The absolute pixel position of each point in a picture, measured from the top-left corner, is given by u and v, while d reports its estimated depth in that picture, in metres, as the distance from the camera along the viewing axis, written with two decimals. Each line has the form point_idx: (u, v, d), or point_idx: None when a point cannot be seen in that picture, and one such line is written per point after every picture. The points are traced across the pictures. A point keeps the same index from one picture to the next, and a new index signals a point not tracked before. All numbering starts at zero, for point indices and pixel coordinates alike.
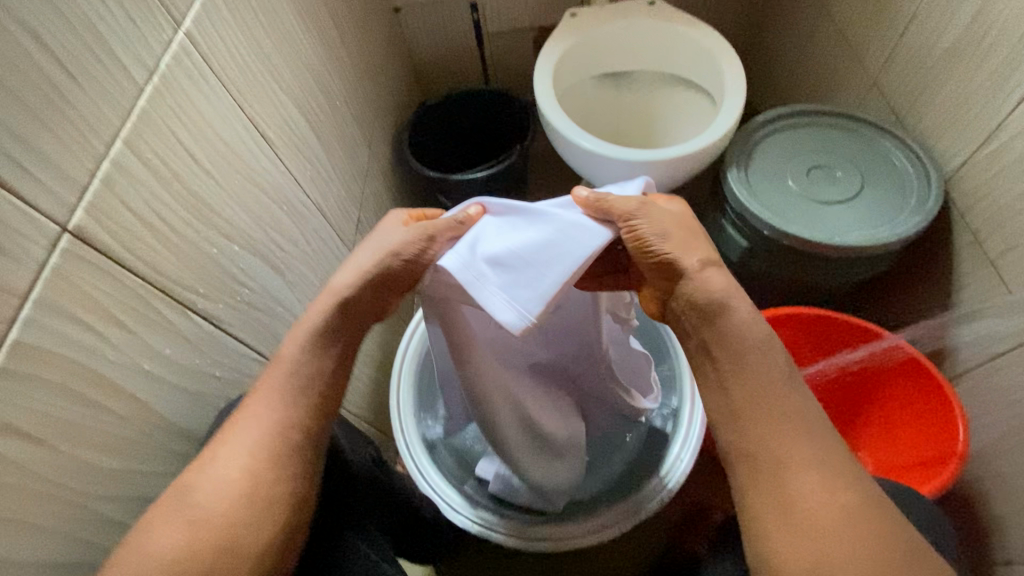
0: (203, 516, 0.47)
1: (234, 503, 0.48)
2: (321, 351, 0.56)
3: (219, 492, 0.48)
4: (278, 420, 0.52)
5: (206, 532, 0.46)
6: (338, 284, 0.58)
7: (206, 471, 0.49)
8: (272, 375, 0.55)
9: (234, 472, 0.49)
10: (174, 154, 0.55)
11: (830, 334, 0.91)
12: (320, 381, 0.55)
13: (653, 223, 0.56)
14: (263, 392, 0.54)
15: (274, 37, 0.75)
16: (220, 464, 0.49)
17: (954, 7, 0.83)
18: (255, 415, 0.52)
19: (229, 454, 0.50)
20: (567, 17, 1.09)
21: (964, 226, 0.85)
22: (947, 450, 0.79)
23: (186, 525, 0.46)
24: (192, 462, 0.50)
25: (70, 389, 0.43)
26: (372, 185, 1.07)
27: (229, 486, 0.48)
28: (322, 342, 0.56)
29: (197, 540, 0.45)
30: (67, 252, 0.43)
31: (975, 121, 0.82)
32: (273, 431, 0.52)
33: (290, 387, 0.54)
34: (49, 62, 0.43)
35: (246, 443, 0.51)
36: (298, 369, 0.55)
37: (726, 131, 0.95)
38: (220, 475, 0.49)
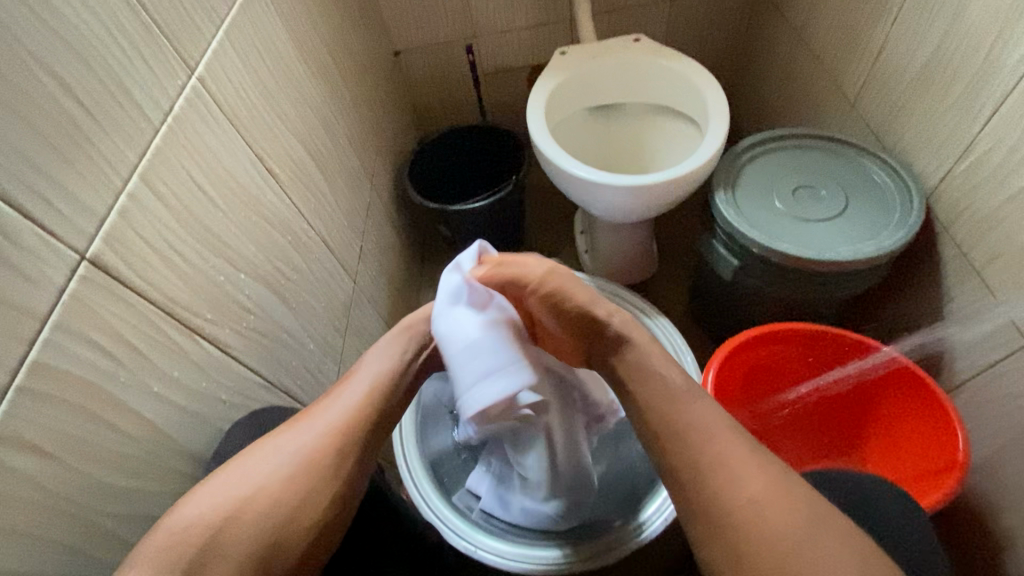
0: (256, 492, 0.49)
1: (308, 469, 0.51)
2: (397, 366, 0.64)
3: (296, 457, 0.52)
4: (361, 407, 0.58)
5: (255, 506, 0.48)
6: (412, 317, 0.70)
7: (290, 438, 0.53)
8: (362, 377, 0.61)
9: (313, 441, 0.53)
10: (184, 187, 0.58)
11: (822, 349, 0.91)
12: (393, 389, 0.62)
13: (562, 287, 0.68)
14: (352, 386, 0.60)
15: (280, 80, 0.80)
16: (303, 433, 0.54)
17: (922, 34, 0.88)
18: (342, 401, 0.58)
19: (311, 427, 0.54)
20: (557, 55, 1.16)
21: (949, 239, 0.87)
22: (949, 460, 0.79)
23: (267, 481, 0.50)
24: (256, 444, 0.53)
25: (82, 409, 0.45)
26: (374, 217, 1.11)
27: (306, 453, 0.52)
28: (399, 358, 0.65)
29: (246, 510, 0.48)
30: (84, 278, 0.46)
31: (950, 138, 0.85)
32: (353, 416, 0.56)
33: (374, 386, 0.60)
34: (73, 105, 0.46)
35: (326, 422, 0.55)
36: (380, 375, 0.62)
37: (713, 156, 0.99)
38: (301, 443, 0.53)
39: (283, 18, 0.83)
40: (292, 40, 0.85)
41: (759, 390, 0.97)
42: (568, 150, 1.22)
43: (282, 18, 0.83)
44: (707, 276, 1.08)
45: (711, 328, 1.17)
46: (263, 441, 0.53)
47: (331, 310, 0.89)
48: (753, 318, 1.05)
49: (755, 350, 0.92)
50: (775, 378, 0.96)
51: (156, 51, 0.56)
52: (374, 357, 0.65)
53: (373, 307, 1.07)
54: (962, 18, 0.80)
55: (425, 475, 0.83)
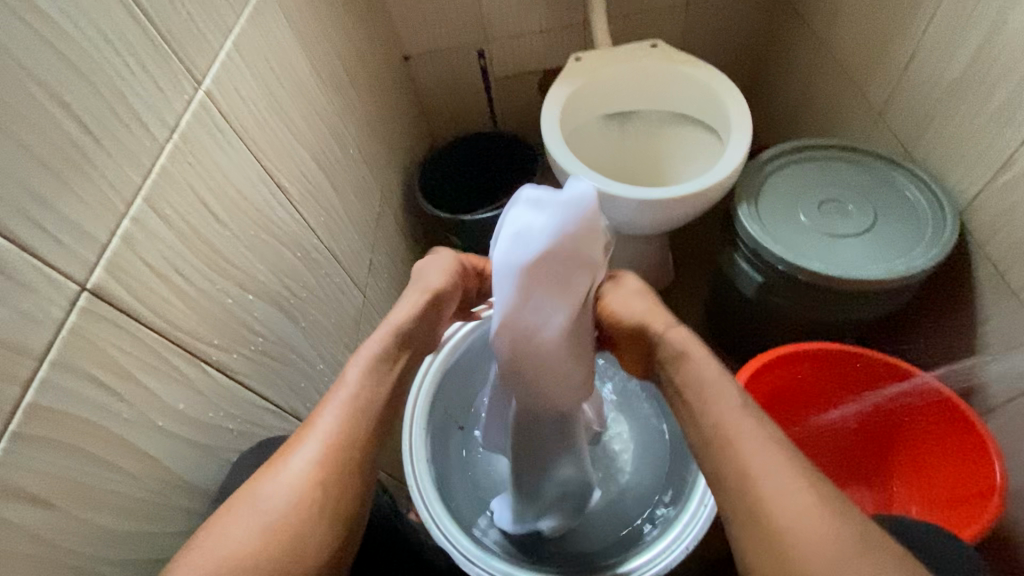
0: (270, 522, 0.46)
1: (303, 508, 0.47)
2: (381, 380, 0.57)
3: (285, 498, 0.47)
4: (342, 429, 0.51)
5: (273, 537, 0.45)
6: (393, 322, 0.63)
7: (273, 480, 0.48)
8: (338, 394, 0.54)
9: (301, 477, 0.48)
10: (190, 208, 0.56)
11: (850, 369, 0.88)
12: (377, 404, 0.55)
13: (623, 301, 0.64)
14: (328, 408, 0.53)
15: (290, 91, 0.78)
16: (285, 472, 0.48)
17: (956, 44, 0.84)
18: (320, 427, 0.52)
19: (295, 461, 0.49)
20: (573, 62, 1.13)
21: (983, 258, 0.83)
22: (987, 491, 0.75)
23: (258, 534, 0.45)
24: (261, 467, 0.49)
25: (82, 449, 0.42)
26: (384, 228, 1.08)
27: (296, 493, 0.47)
28: (379, 371, 0.58)
29: (261, 544, 0.45)
30: (84, 310, 0.43)
31: (986, 153, 0.82)
32: (336, 440, 0.51)
33: (353, 405, 0.54)
34: (75, 127, 0.44)
35: (310, 453, 0.49)
36: (359, 392, 0.55)
37: (736, 168, 0.95)
38: (288, 481, 0.47)
39: (293, 26, 0.81)
40: (303, 49, 0.83)
41: (783, 410, 0.93)
42: (584, 159, 1.18)
43: (293, 26, 0.81)
44: (727, 291, 1.05)
45: (729, 344, 1.14)
46: (252, 480, 0.48)
47: (341, 327, 0.86)
48: (776, 336, 1.02)
49: (780, 369, 0.89)
50: (799, 398, 0.93)
51: (162, 65, 0.54)
52: (351, 367, 0.57)
53: (383, 321, 1.04)
54: (1001, 28, 0.76)
55: (437, 497, 0.80)
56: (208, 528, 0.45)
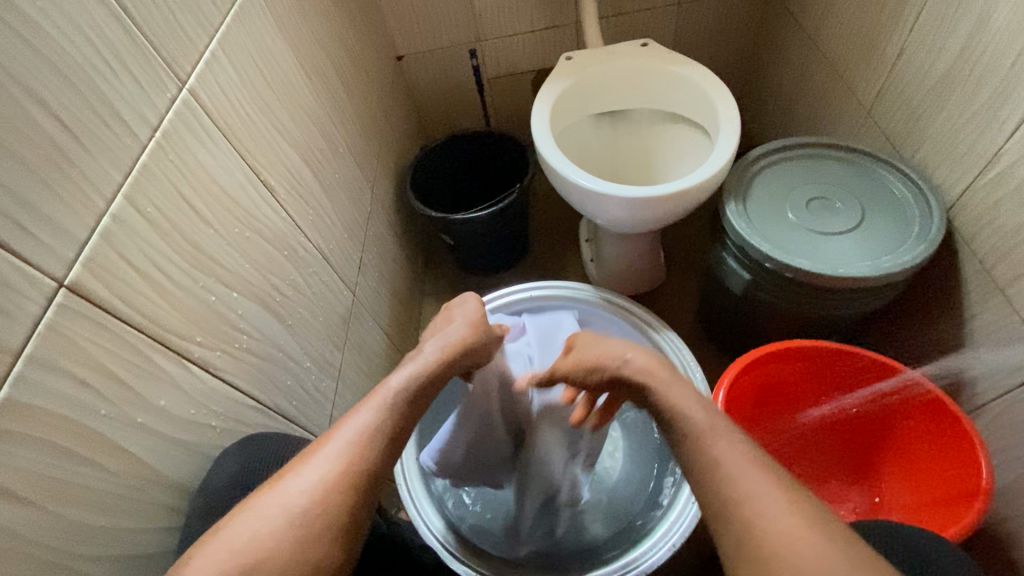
0: (300, 516, 0.46)
1: (328, 502, 0.47)
2: (419, 389, 0.59)
3: (314, 492, 0.47)
4: (375, 433, 0.53)
5: (302, 531, 0.45)
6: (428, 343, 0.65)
7: (304, 471, 0.48)
8: (376, 401, 0.55)
9: (330, 473, 0.49)
10: (172, 206, 0.56)
11: (838, 367, 0.88)
12: (409, 414, 0.57)
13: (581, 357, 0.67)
14: (364, 412, 0.54)
15: (277, 89, 0.78)
16: (316, 466, 0.49)
17: (942, 41, 0.84)
18: (354, 428, 0.53)
19: (326, 458, 0.49)
20: (563, 61, 1.13)
21: (970, 255, 0.84)
22: (972, 489, 0.76)
23: (283, 523, 0.45)
24: (288, 465, 0.50)
25: (59, 445, 0.43)
26: (375, 227, 1.08)
27: (324, 488, 0.47)
28: (419, 381, 0.59)
29: (291, 538, 0.45)
30: (62, 306, 0.44)
31: (972, 151, 0.82)
32: (369, 444, 0.52)
33: (389, 412, 0.55)
34: (53, 125, 0.44)
35: (344, 451, 0.50)
36: (397, 399, 0.56)
37: (724, 166, 0.95)
38: (318, 474, 0.48)
39: (280, 24, 0.81)
40: (290, 48, 0.83)
41: (771, 408, 0.94)
42: (574, 157, 1.18)
43: (279, 24, 0.81)
44: (717, 289, 1.05)
45: (720, 341, 1.14)
46: (280, 477, 0.49)
47: (329, 325, 0.86)
48: (766, 334, 1.02)
49: (768, 366, 0.89)
50: (787, 396, 0.93)
51: (143, 63, 0.54)
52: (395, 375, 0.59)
53: (373, 319, 1.04)
54: (986, 25, 0.77)
55: (424, 495, 0.80)
56: (235, 515, 0.46)
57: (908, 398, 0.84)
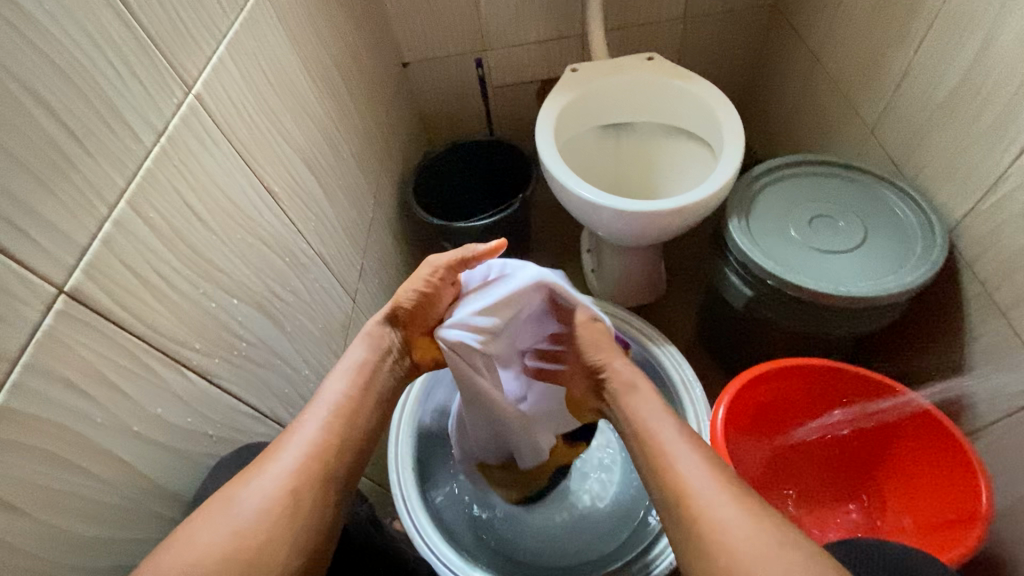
0: (247, 526, 0.47)
1: (276, 510, 0.49)
2: (356, 395, 0.62)
3: (260, 503, 0.48)
4: (321, 443, 0.56)
5: (249, 540, 0.47)
6: (369, 332, 0.67)
7: (250, 487, 0.49)
8: (316, 411, 0.59)
9: (279, 485, 0.51)
10: (175, 211, 0.56)
11: (837, 387, 0.88)
12: (356, 422, 0.60)
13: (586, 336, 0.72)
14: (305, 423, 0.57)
15: (282, 94, 0.78)
16: (264, 478, 0.50)
17: (948, 62, 0.85)
18: (300, 439, 0.55)
19: (274, 470, 0.52)
20: (568, 72, 1.13)
21: (972, 277, 0.84)
22: (969, 512, 0.75)
23: (226, 536, 0.46)
24: (234, 478, 0.51)
25: (52, 455, 0.42)
26: (376, 233, 1.08)
27: (265, 502, 0.49)
28: (358, 381, 0.63)
29: (239, 547, 0.46)
30: (61, 313, 0.43)
31: (975, 173, 0.82)
32: (316, 453, 0.54)
33: (334, 418, 0.58)
34: (59, 130, 0.44)
35: (290, 461, 0.53)
36: (339, 407, 0.59)
37: (727, 182, 0.95)
38: (267, 486, 0.50)
39: (287, 29, 0.81)
40: (296, 53, 0.83)
41: (769, 425, 0.93)
42: (577, 168, 1.18)
43: (286, 28, 0.81)
44: (718, 304, 1.05)
45: (719, 356, 1.14)
46: (225, 488, 0.49)
47: (329, 332, 0.86)
48: (765, 350, 1.02)
49: (768, 384, 0.89)
50: (786, 414, 0.93)
51: (150, 68, 0.54)
52: (330, 385, 0.62)
53: None
54: (991, 48, 0.77)
55: (421, 507, 0.79)
56: (170, 538, 0.45)
57: (907, 420, 0.85)
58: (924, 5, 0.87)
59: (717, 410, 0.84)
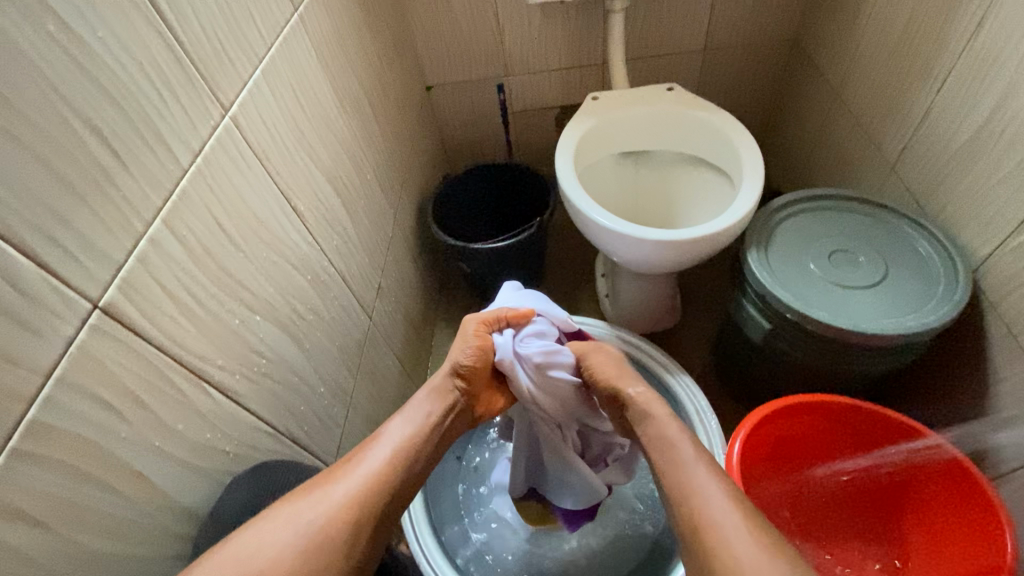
0: (312, 538, 0.51)
1: (337, 530, 0.52)
2: (420, 426, 0.65)
3: (325, 517, 0.52)
4: (383, 473, 0.58)
5: (312, 552, 0.50)
6: (435, 383, 0.69)
7: (303, 502, 0.53)
8: (383, 444, 0.62)
9: (324, 513, 0.53)
10: (207, 229, 0.57)
11: (859, 426, 0.87)
12: (410, 463, 0.61)
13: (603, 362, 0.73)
14: (373, 451, 0.61)
15: (312, 118, 0.80)
16: (323, 499, 0.54)
17: (971, 104, 0.85)
18: (366, 466, 0.59)
19: (337, 491, 0.55)
20: (590, 100, 1.15)
21: (997, 318, 0.82)
22: (994, 563, 0.73)
23: (295, 539, 0.50)
24: (311, 482, 0.56)
25: (76, 469, 0.42)
26: (395, 252, 1.09)
27: (333, 514, 0.53)
28: (421, 421, 0.65)
29: (307, 554, 0.50)
30: (94, 328, 0.44)
31: (1001, 213, 0.81)
32: (376, 483, 0.57)
33: (399, 449, 0.61)
34: (103, 150, 0.46)
35: (351, 486, 0.56)
36: (403, 443, 0.62)
37: (747, 213, 0.96)
38: (332, 499, 0.54)
39: (319, 54, 0.83)
40: (327, 77, 0.85)
41: (784, 462, 0.91)
42: (595, 194, 1.19)
43: (318, 54, 0.83)
44: (734, 334, 1.04)
45: (734, 387, 1.12)
46: (300, 494, 0.54)
47: (345, 350, 0.86)
48: (782, 384, 1.00)
49: (788, 418, 0.87)
50: (801, 450, 0.91)
51: (190, 90, 0.56)
52: (393, 423, 0.65)
53: (388, 345, 1.04)
54: (1017, 90, 0.77)
55: (429, 531, 0.80)
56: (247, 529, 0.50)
57: (929, 463, 0.83)
58: (948, 46, 0.88)
59: (732, 445, 0.82)
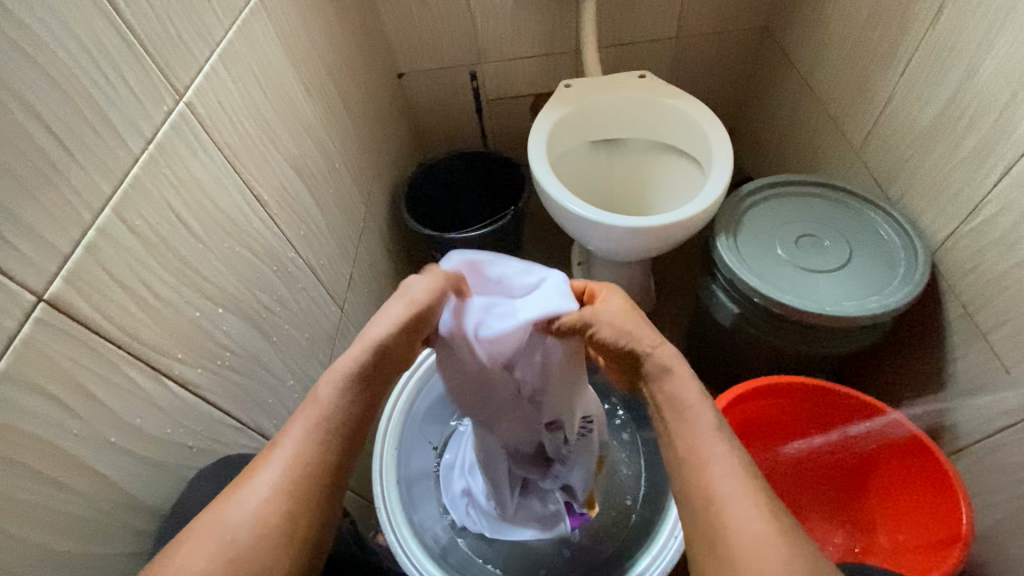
0: (241, 545, 0.44)
1: (271, 527, 0.45)
2: (358, 391, 0.53)
3: (251, 519, 0.44)
4: (312, 450, 0.49)
5: (245, 558, 0.43)
6: (370, 335, 0.55)
7: (243, 493, 0.46)
8: (313, 409, 0.51)
9: (270, 497, 0.46)
10: (161, 217, 0.55)
11: (827, 406, 0.89)
12: (363, 410, 0.52)
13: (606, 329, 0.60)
14: (302, 425, 0.50)
15: (277, 107, 0.78)
16: (247, 498, 0.45)
17: (931, 89, 0.87)
18: (291, 442, 0.49)
19: (261, 486, 0.46)
20: (562, 88, 1.15)
21: (954, 299, 0.85)
22: (952, 534, 0.76)
23: (219, 552, 0.43)
24: (233, 482, 0.47)
25: (24, 466, 0.41)
26: (367, 243, 1.08)
27: (259, 514, 0.45)
28: (359, 386, 0.53)
29: (237, 563, 0.43)
30: (40, 321, 0.43)
31: (958, 196, 0.84)
32: (305, 462, 0.48)
33: (331, 419, 0.51)
34: (47, 137, 0.44)
35: (274, 479, 0.47)
36: (333, 411, 0.51)
37: (717, 199, 0.97)
38: (257, 499, 0.45)
39: (283, 39, 0.81)
40: (293, 66, 0.84)
41: (754, 440, 0.94)
42: (568, 183, 1.20)
43: (282, 39, 0.81)
44: (705, 319, 1.06)
45: (708, 372, 1.14)
46: (223, 495, 0.46)
47: (315, 342, 0.85)
48: (752, 366, 1.02)
49: (756, 400, 0.89)
50: (771, 428, 0.94)
51: (140, 73, 0.54)
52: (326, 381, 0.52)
53: None
54: (974, 74, 0.79)
55: (402, 519, 0.79)
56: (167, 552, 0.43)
57: (892, 440, 0.85)
58: (910, 32, 0.90)
59: None
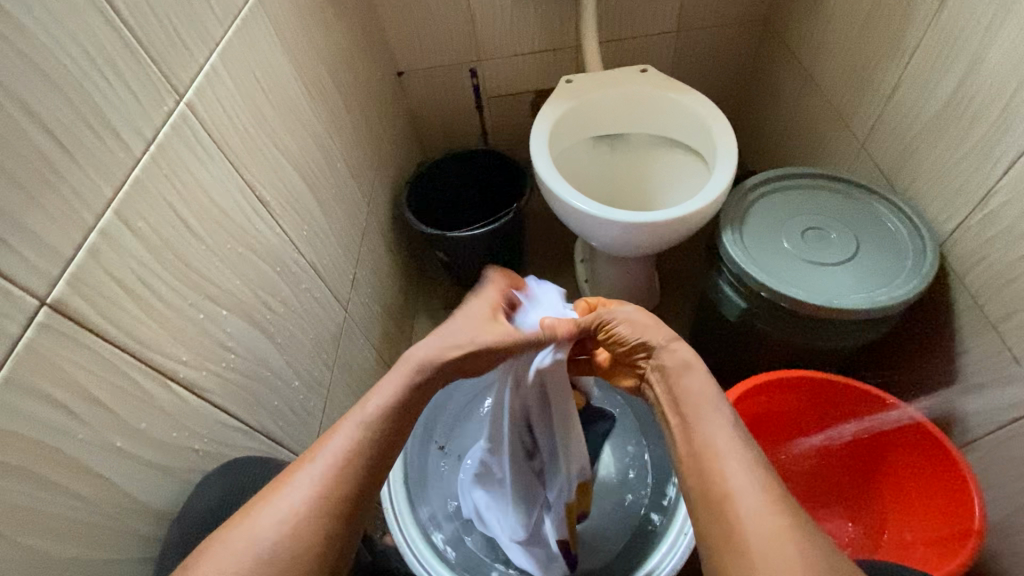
0: (269, 554, 0.44)
1: (299, 539, 0.45)
2: (396, 416, 0.54)
3: (281, 529, 0.45)
4: (345, 467, 0.50)
5: (272, 568, 0.44)
6: (417, 359, 0.57)
7: (276, 502, 0.47)
8: (349, 429, 0.52)
9: (302, 509, 0.47)
10: (164, 219, 0.55)
11: (836, 399, 0.88)
12: (388, 430, 0.54)
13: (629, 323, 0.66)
14: (336, 443, 0.51)
15: (277, 107, 0.78)
16: (280, 506, 0.47)
17: (937, 79, 0.86)
18: (325, 457, 0.50)
19: (295, 495, 0.47)
20: (563, 84, 1.14)
21: (963, 290, 0.84)
22: (965, 527, 0.75)
23: (248, 560, 0.44)
24: (266, 489, 0.48)
25: (29, 473, 0.41)
26: (370, 242, 1.08)
27: (288, 526, 0.46)
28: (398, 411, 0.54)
29: (264, 573, 0.44)
30: (44, 326, 0.42)
31: (966, 186, 0.83)
32: (337, 477, 0.49)
33: (369, 439, 0.52)
34: (46, 140, 0.43)
35: (306, 491, 0.48)
36: (372, 430, 0.52)
37: (722, 193, 0.96)
38: (289, 508, 0.46)
39: (282, 38, 0.81)
40: (292, 64, 0.83)
41: (761, 436, 0.93)
42: (571, 179, 1.19)
43: (281, 38, 0.80)
44: (711, 314, 1.05)
45: (714, 368, 1.13)
46: (256, 502, 0.47)
47: (320, 343, 0.85)
48: (759, 361, 1.02)
49: (765, 395, 0.88)
50: (781, 423, 0.93)
51: (139, 74, 0.53)
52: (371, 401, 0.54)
53: (366, 338, 1.03)
54: (981, 63, 0.78)
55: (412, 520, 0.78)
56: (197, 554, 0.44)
57: (903, 432, 0.84)
58: (914, 21, 0.89)
59: None
